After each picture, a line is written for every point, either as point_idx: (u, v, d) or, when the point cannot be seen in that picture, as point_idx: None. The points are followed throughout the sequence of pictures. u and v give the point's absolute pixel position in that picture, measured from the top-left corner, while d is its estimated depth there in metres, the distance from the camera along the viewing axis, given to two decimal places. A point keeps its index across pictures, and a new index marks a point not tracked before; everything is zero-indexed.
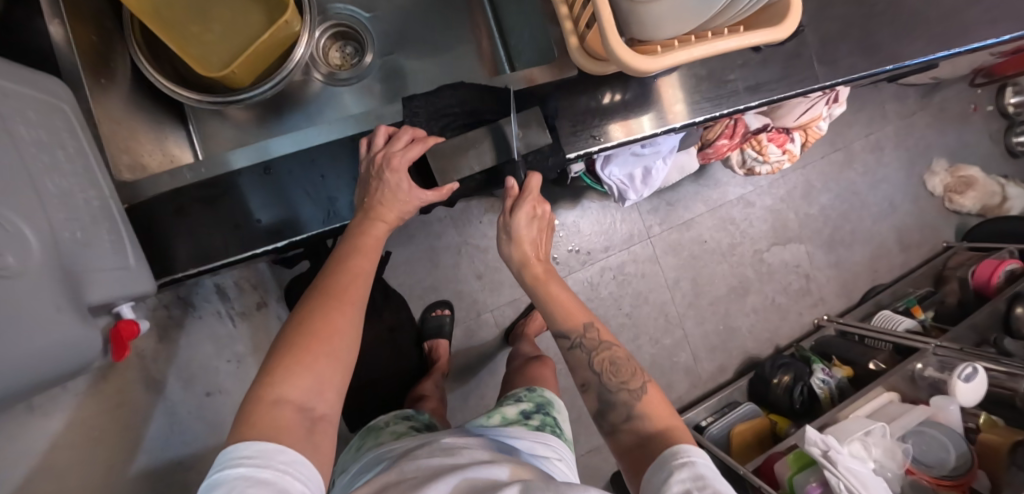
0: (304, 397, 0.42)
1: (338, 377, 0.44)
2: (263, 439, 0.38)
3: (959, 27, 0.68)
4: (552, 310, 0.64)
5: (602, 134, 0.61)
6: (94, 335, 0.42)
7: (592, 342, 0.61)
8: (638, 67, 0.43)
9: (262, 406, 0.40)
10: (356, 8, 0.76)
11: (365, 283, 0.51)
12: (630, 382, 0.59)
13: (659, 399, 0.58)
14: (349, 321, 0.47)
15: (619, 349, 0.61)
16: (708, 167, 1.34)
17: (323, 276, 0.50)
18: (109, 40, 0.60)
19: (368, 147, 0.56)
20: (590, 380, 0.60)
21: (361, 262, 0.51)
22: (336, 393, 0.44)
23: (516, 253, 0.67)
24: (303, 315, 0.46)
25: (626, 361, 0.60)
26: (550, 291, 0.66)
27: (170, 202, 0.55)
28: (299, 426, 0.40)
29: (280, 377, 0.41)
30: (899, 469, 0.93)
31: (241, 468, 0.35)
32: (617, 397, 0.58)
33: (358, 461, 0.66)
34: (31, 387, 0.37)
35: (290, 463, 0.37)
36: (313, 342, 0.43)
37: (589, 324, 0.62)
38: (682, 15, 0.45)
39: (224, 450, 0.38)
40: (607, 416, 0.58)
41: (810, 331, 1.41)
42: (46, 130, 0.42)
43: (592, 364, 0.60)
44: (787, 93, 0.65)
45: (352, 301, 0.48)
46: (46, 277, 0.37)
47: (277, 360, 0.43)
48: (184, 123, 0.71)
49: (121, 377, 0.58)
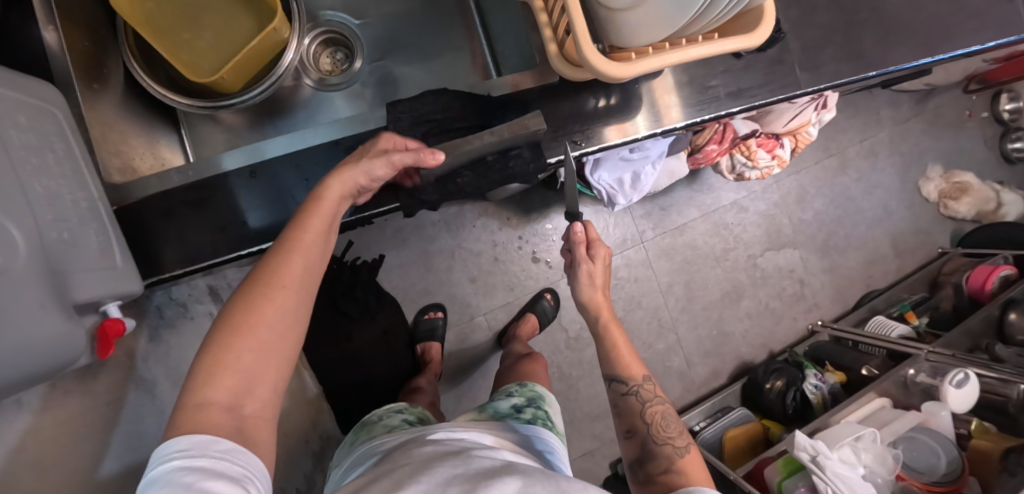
0: (229, 397, 0.40)
1: (269, 372, 0.43)
2: (196, 432, 0.37)
3: (942, 34, 0.69)
4: (611, 358, 0.67)
5: (584, 139, 0.62)
6: (78, 333, 0.43)
7: (647, 395, 0.64)
8: (612, 74, 0.44)
9: (189, 410, 0.39)
10: (346, 16, 0.77)
11: (307, 260, 0.47)
12: (675, 439, 0.60)
13: (700, 462, 0.59)
14: (279, 309, 0.44)
15: (669, 407, 0.64)
16: (701, 173, 1.34)
17: (262, 259, 0.46)
18: (103, 46, 0.62)
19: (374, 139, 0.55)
20: (637, 428, 0.62)
21: (305, 239, 0.47)
22: (266, 387, 0.43)
23: (592, 296, 0.68)
24: (232, 307, 0.43)
25: (674, 420, 0.63)
26: (618, 344, 0.67)
27: (156, 204, 0.55)
28: (229, 427, 0.39)
29: (204, 380, 0.40)
30: (889, 475, 0.92)
31: (175, 461, 0.35)
32: (660, 449, 0.59)
33: (350, 455, 0.67)
34: (11, 381, 0.38)
35: (227, 450, 0.37)
36: (235, 340, 0.41)
37: (645, 377, 0.66)
38: (655, 22, 0.46)
39: (159, 447, 0.38)
40: (644, 465, 0.59)
41: (805, 336, 1.40)
42: (35, 134, 0.43)
43: (643, 414, 0.63)
44: (770, 99, 0.66)
45: (288, 288, 0.45)
46: (30, 276, 0.38)
47: (202, 359, 0.41)
48: (175, 127, 0.72)
49: (110, 375, 0.60)
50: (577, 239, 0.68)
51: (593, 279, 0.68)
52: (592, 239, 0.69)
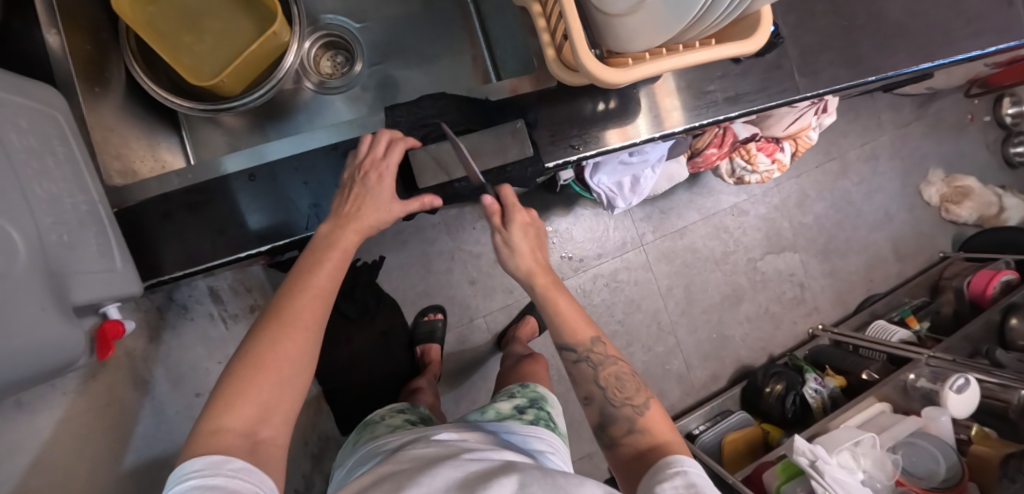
0: (248, 425, 0.42)
1: (284, 403, 0.45)
2: (211, 455, 0.40)
3: (941, 39, 0.69)
4: (557, 325, 0.60)
5: (581, 144, 0.62)
6: (77, 335, 0.43)
7: (599, 357, 0.59)
8: (608, 80, 0.44)
9: (209, 434, 0.41)
10: (346, 19, 0.78)
11: (324, 301, 0.51)
12: (634, 398, 0.57)
13: (662, 416, 0.56)
14: (300, 346, 0.47)
15: (623, 364, 0.60)
16: (702, 176, 1.34)
17: (283, 295, 0.50)
18: (105, 50, 0.62)
19: (369, 143, 0.56)
20: (593, 394, 0.59)
21: (322, 283, 0.51)
22: (281, 418, 0.45)
23: (522, 265, 0.62)
24: (253, 343, 0.46)
25: (630, 378, 0.59)
26: (559, 308, 0.61)
27: (159, 206, 0.56)
28: (241, 448, 0.41)
29: (225, 407, 0.43)
30: (888, 481, 0.91)
31: (191, 480, 0.37)
32: (620, 412, 0.56)
33: (353, 455, 0.67)
34: (12, 384, 0.38)
35: (240, 470, 0.39)
36: (257, 373, 0.44)
37: (595, 338, 0.60)
38: (652, 28, 0.46)
39: (179, 468, 0.40)
40: (607, 430, 0.56)
41: (805, 340, 1.40)
42: (36, 138, 0.44)
43: (598, 379, 0.59)
44: (768, 103, 0.66)
45: (307, 326, 0.48)
46: (30, 278, 0.38)
47: (225, 390, 0.44)
48: (176, 129, 0.72)
49: (110, 376, 0.60)
50: (493, 211, 0.60)
51: (513, 247, 0.62)
52: (510, 203, 0.61)
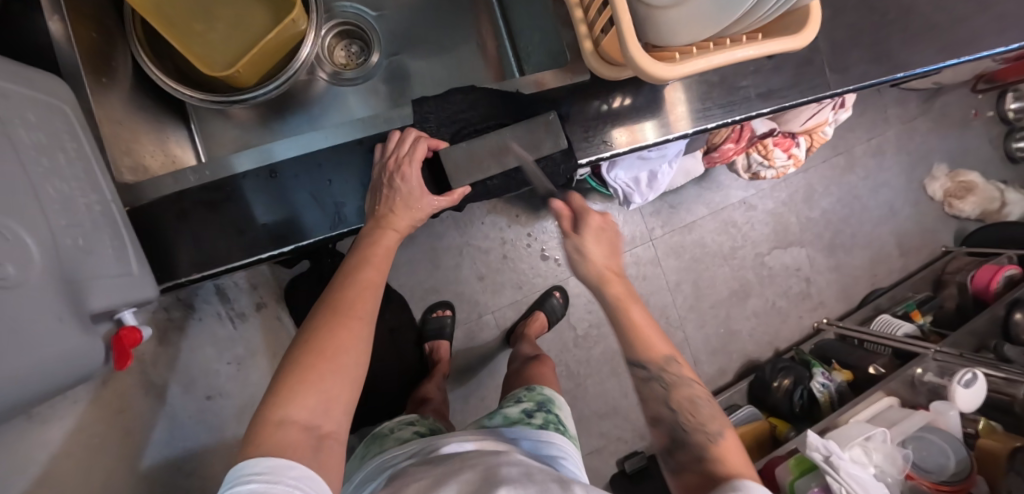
0: (310, 417, 0.41)
1: (346, 393, 0.44)
2: (272, 456, 0.37)
3: (970, 34, 0.68)
4: (629, 339, 0.58)
5: (611, 140, 0.60)
6: (96, 345, 0.41)
7: (672, 377, 0.57)
8: (657, 74, 0.42)
9: (269, 427, 0.39)
10: (362, 7, 0.74)
11: (374, 294, 0.50)
12: (708, 424, 0.54)
13: (736, 449, 0.53)
14: (356, 336, 0.46)
15: (699, 388, 0.58)
16: (711, 170, 1.33)
17: (332, 290, 0.49)
18: (110, 37, 0.59)
19: (397, 141, 0.55)
20: (663, 414, 0.56)
21: (371, 274, 0.51)
22: (341, 410, 0.43)
23: (594, 273, 0.59)
24: (310, 333, 0.45)
25: (705, 404, 0.56)
26: (633, 319, 0.58)
27: (173, 205, 0.54)
28: (305, 446, 0.39)
29: (287, 396, 0.41)
30: (899, 475, 0.92)
31: (253, 484, 0.35)
32: (693, 437, 0.53)
33: (361, 471, 0.65)
34: (32, 398, 0.36)
35: (301, 478, 0.37)
36: (318, 360, 0.43)
37: (670, 357, 0.57)
38: (699, 20, 0.44)
39: (234, 469, 0.37)
40: (675, 453, 0.54)
41: (810, 335, 1.41)
42: (45, 133, 0.41)
43: (668, 400, 0.56)
44: (798, 100, 0.64)
45: (361, 315, 0.47)
46: (48, 286, 0.35)
47: (284, 380, 0.42)
48: (186, 122, 0.69)
49: (121, 382, 0.57)
50: (563, 215, 0.60)
51: (586, 255, 0.58)
52: (580, 208, 0.61)
